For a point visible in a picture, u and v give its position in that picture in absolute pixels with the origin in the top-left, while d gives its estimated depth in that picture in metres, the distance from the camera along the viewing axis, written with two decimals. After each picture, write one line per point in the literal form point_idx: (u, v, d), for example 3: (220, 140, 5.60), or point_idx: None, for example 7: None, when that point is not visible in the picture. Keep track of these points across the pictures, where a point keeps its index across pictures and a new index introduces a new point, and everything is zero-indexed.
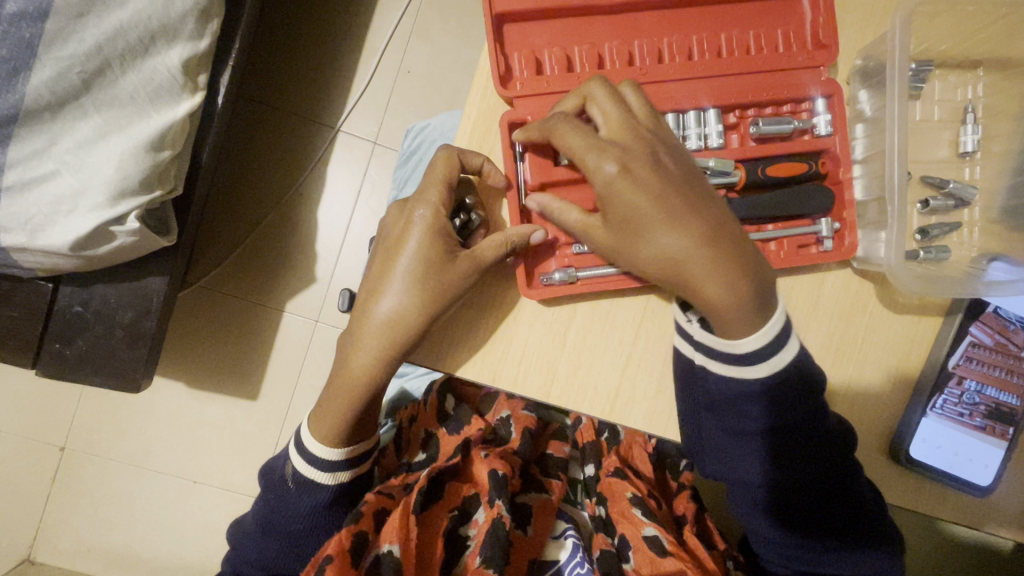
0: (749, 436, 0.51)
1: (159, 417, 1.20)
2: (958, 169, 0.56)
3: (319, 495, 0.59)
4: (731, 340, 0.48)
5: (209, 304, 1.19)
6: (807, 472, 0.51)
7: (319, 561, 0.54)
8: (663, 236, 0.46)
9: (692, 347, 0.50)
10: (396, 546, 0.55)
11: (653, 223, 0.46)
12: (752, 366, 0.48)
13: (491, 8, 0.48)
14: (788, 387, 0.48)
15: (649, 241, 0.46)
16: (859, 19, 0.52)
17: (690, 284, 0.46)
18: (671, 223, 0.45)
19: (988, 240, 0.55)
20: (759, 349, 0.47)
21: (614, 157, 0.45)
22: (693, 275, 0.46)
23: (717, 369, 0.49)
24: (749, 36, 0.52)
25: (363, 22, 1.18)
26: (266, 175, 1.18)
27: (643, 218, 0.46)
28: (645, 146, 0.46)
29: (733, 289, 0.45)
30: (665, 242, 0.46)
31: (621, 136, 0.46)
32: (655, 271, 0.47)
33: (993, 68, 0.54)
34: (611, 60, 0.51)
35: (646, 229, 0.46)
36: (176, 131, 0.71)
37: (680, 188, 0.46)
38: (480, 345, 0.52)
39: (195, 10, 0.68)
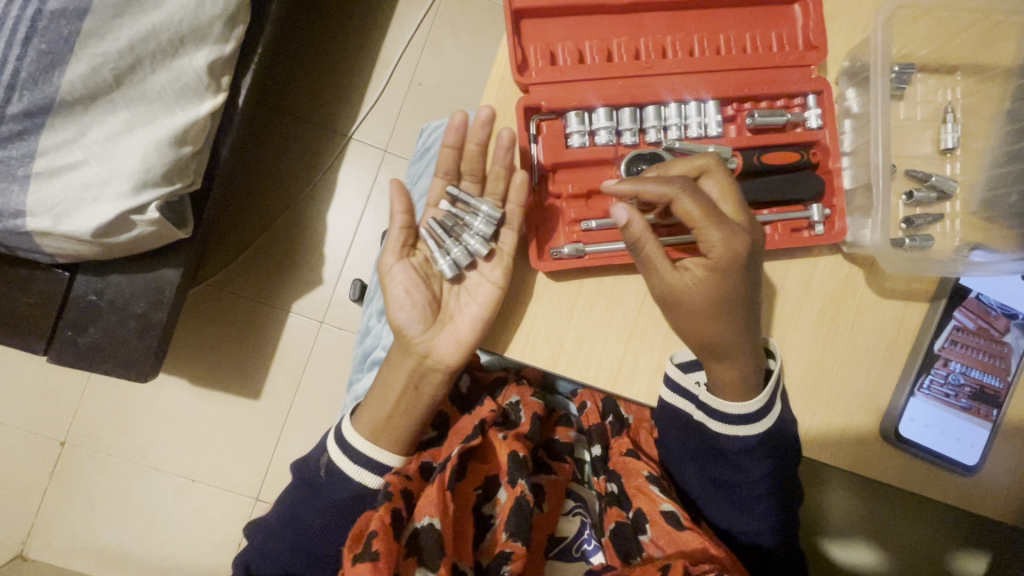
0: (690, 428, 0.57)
1: (161, 413, 1.21)
2: (939, 165, 0.60)
3: (345, 488, 0.60)
4: (722, 401, 0.55)
5: (218, 301, 1.22)
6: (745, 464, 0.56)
7: (361, 536, 0.52)
8: (705, 322, 0.52)
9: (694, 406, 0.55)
10: (434, 518, 0.55)
11: (697, 307, 0.52)
12: (749, 425, 0.55)
13: (510, 4, 0.53)
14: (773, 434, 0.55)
15: (687, 314, 0.52)
16: (846, 26, 0.57)
17: (712, 360, 0.54)
18: (718, 319, 0.52)
19: (968, 231, 0.59)
20: (746, 415, 0.54)
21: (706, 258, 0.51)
22: (726, 356, 0.53)
23: (717, 426, 0.56)
24: (745, 36, 0.57)
25: (380, 34, 1.24)
26: (281, 176, 1.23)
27: (691, 303, 0.52)
28: (730, 254, 0.50)
29: (743, 378, 0.54)
30: (710, 332, 0.52)
31: (711, 238, 0.50)
32: (690, 339, 0.54)
33: (969, 73, 0.59)
34: (619, 54, 0.55)
35: (694, 313, 0.52)
36: (199, 127, 0.75)
37: (741, 292, 0.51)
38: (490, 320, 0.55)
39: (223, 16, 0.74)
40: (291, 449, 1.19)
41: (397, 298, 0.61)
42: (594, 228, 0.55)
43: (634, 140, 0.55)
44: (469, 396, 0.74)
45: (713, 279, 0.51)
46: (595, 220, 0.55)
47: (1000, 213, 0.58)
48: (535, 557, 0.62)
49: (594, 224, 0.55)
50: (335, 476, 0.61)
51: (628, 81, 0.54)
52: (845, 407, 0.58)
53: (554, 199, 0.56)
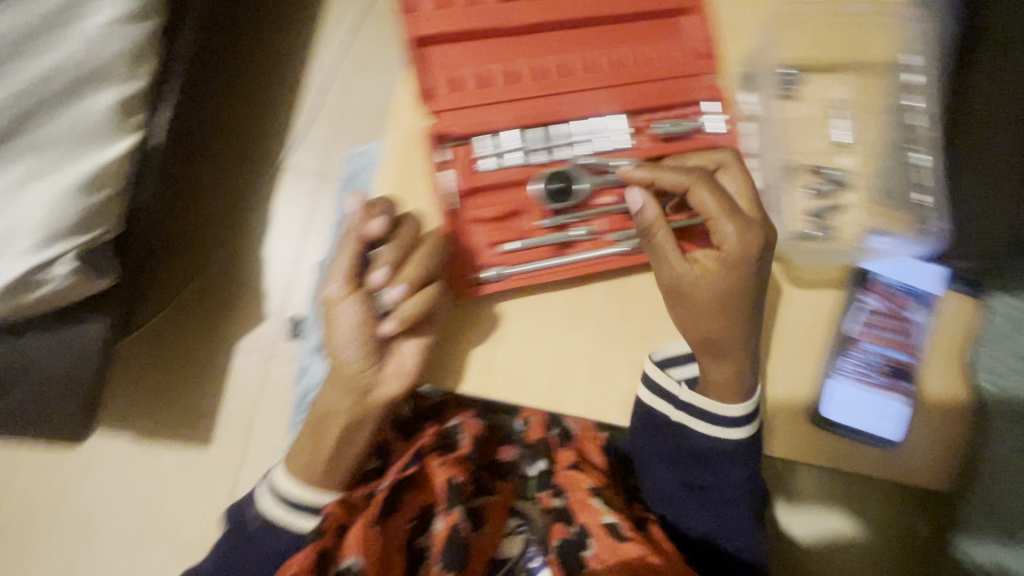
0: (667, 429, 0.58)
1: (102, 475, 1.14)
2: (839, 158, 0.63)
3: (281, 538, 0.58)
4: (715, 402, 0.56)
5: (155, 350, 1.15)
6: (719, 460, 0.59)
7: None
8: (709, 314, 0.53)
9: (674, 406, 0.56)
10: (358, 559, 0.52)
11: (704, 299, 0.53)
12: (737, 429, 0.56)
13: (408, 31, 0.52)
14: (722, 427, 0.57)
15: (692, 308, 0.53)
16: (738, 34, 0.59)
17: (714, 356, 0.54)
18: (721, 311, 0.52)
19: (873, 219, 0.62)
20: (736, 418, 0.55)
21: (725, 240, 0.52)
22: (725, 351, 0.53)
23: (698, 425, 0.58)
24: (641, 51, 0.59)
25: (304, 60, 1.21)
26: (210, 213, 1.17)
27: (700, 293, 0.52)
28: (755, 242, 0.51)
29: (744, 374, 0.54)
30: (713, 325, 0.53)
31: (726, 229, 0.52)
32: (692, 335, 0.54)
33: (854, 71, 0.62)
34: (522, 75, 0.56)
35: (699, 305, 0.53)
36: (111, 172, 0.70)
37: (748, 284, 0.52)
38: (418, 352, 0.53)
39: (127, 54, 0.71)
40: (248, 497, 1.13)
41: (345, 331, 0.51)
42: (514, 249, 0.55)
43: (546, 158, 0.55)
44: (411, 422, 0.73)
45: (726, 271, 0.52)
46: (515, 241, 0.55)
47: (892, 198, 0.62)
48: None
49: (515, 245, 0.55)
50: (270, 525, 0.59)
51: (533, 101, 0.55)
52: (777, 396, 0.60)
53: (472, 222, 0.55)
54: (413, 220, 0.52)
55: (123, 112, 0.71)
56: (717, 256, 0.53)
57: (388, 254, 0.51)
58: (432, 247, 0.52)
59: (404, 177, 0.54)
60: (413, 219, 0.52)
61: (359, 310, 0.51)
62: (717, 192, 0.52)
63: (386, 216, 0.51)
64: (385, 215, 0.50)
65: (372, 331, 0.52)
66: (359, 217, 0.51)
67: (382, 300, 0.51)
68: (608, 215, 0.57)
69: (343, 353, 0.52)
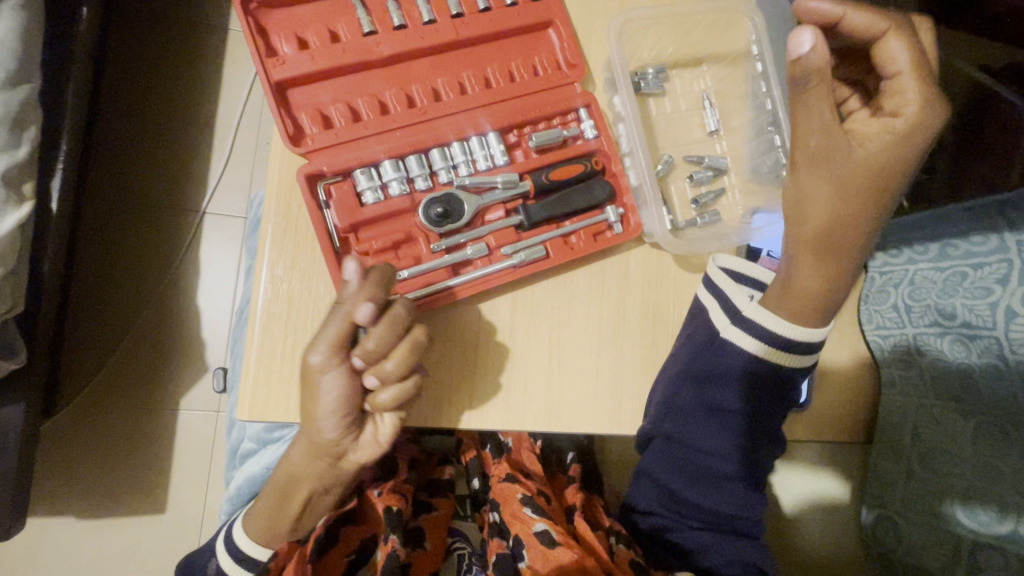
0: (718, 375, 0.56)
1: (47, 563, 1.07)
2: (711, 146, 0.66)
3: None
4: (795, 323, 0.52)
5: (85, 423, 1.10)
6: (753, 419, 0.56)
7: None
8: (834, 197, 0.48)
9: (737, 319, 0.55)
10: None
11: (833, 179, 0.48)
12: (800, 354, 0.54)
13: (268, 78, 0.53)
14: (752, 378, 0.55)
15: (817, 186, 0.49)
16: (598, 41, 0.62)
17: (807, 250, 0.51)
18: (851, 195, 0.48)
19: (748, 198, 0.66)
20: (808, 341, 0.53)
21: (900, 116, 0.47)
22: (827, 247, 0.50)
23: (750, 349, 0.55)
24: (510, 66, 0.60)
25: (205, 102, 1.18)
26: (127, 273, 1.13)
27: (834, 169, 0.48)
28: (919, 115, 0.47)
29: (831, 276, 0.51)
30: (827, 208, 0.49)
31: (908, 107, 0.47)
32: (813, 222, 0.50)
33: (715, 61, 0.66)
34: (393, 105, 0.57)
35: (827, 186, 0.48)
36: (6, 245, 0.70)
37: (894, 163, 0.47)
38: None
39: (7, 121, 0.69)
40: None
41: (330, 405, 0.50)
42: (407, 277, 0.55)
43: (428, 184, 0.56)
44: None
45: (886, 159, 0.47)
46: (407, 269, 0.55)
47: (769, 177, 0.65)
48: None
49: (407, 273, 0.55)
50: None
51: (408, 130, 0.56)
52: None
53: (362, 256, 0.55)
54: (401, 308, 0.50)
55: (11, 183, 0.71)
56: (889, 124, 0.47)
57: (375, 341, 0.49)
58: (418, 337, 0.50)
59: (289, 222, 0.54)
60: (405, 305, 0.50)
61: (346, 384, 0.50)
62: (914, 60, 0.48)
63: (372, 301, 0.49)
64: (371, 301, 0.48)
65: (356, 403, 0.51)
66: (351, 292, 0.49)
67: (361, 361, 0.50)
68: (496, 231, 0.58)
69: (323, 422, 0.51)
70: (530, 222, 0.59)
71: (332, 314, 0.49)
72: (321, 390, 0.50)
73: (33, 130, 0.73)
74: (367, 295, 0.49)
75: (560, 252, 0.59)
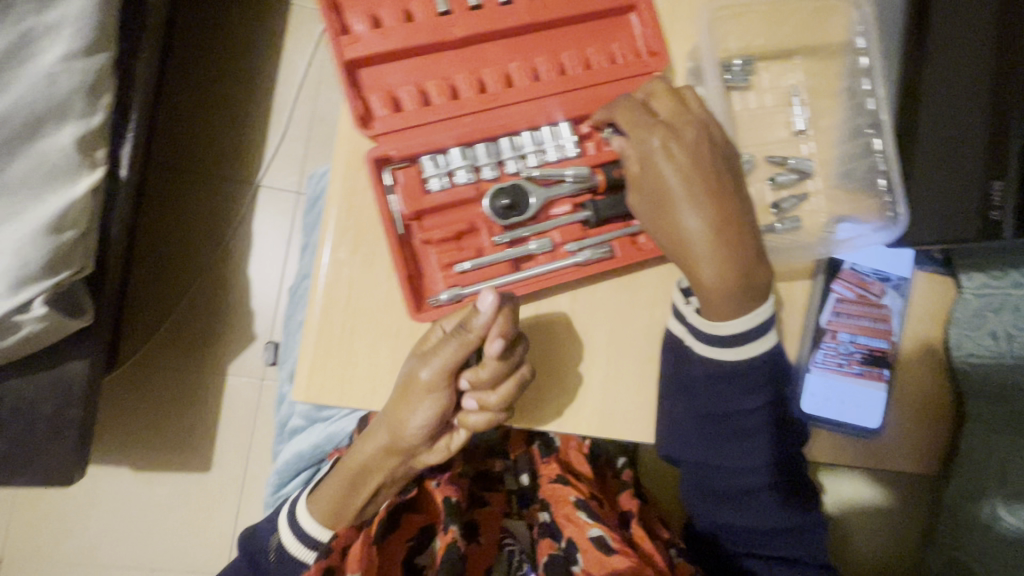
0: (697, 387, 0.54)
1: (103, 509, 1.14)
2: (797, 146, 0.61)
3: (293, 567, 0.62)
4: (713, 322, 0.51)
5: (142, 381, 1.15)
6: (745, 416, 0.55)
7: None
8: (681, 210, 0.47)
9: (684, 327, 0.53)
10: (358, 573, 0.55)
11: (677, 189, 0.47)
12: (742, 344, 0.52)
13: (340, 56, 0.51)
14: (744, 375, 0.53)
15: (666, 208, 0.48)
16: (683, 28, 0.58)
17: (687, 263, 0.48)
18: (695, 199, 0.47)
19: (833, 206, 0.61)
20: (748, 330, 0.51)
21: (659, 133, 0.48)
22: (694, 253, 0.48)
23: (700, 351, 0.53)
24: (587, 53, 0.57)
25: (266, 76, 1.19)
26: (185, 240, 1.16)
27: (669, 180, 0.48)
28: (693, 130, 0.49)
29: (731, 274, 0.47)
30: (685, 222, 0.47)
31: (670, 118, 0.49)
32: (665, 241, 0.50)
33: (809, 55, 0.61)
34: (464, 89, 0.55)
35: (670, 207, 0.48)
36: (78, 209, 0.73)
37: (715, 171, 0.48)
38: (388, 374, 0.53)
39: (83, 88, 0.72)
40: (252, 517, 1.13)
41: (421, 420, 0.51)
42: (468, 270, 0.53)
43: (495, 174, 0.54)
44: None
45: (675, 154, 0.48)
46: (468, 261, 0.53)
47: (861, 185, 0.60)
48: None
49: (468, 265, 0.53)
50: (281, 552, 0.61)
51: (478, 116, 0.53)
52: None
53: (423, 245, 0.54)
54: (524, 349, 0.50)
55: (84, 147, 0.74)
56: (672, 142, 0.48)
57: (488, 373, 0.49)
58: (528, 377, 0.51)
59: (352, 206, 0.53)
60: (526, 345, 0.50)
61: (441, 401, 0.51)
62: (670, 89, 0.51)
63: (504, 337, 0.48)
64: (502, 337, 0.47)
65: (445, 416, 0.53)
66: (483, 323, 0.47)
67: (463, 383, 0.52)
68: (562, 227, 0.56)
69: (410, 434, 0.53)
70: (599, 219, 0.56)
71: (456, 338, 0.48)
72: (417, 408, 0.50)
73: (108, 98, 0.75)
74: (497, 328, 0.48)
75: (627, 253, 0.56)
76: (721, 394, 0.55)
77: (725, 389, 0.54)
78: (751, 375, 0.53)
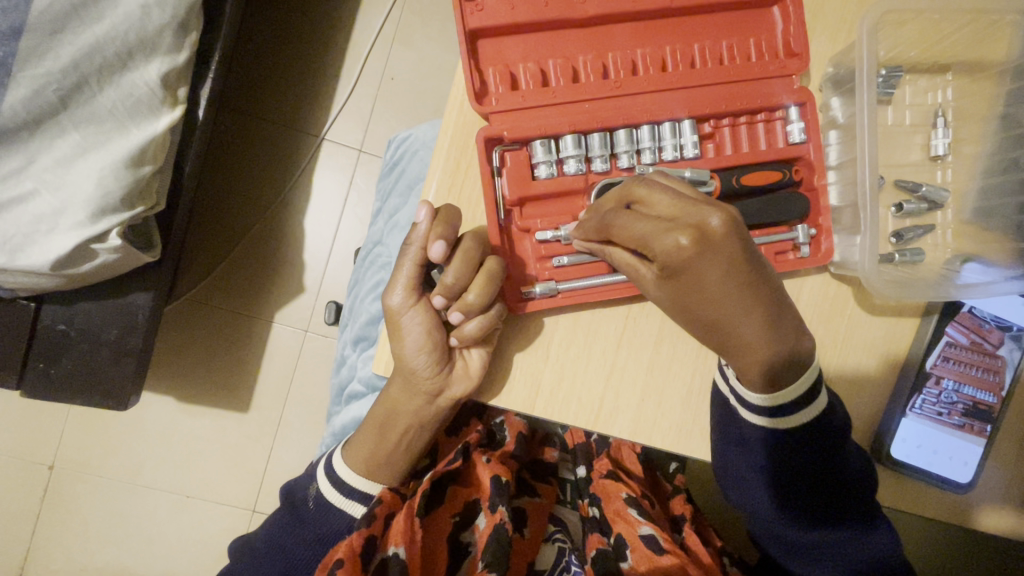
0: (748, 445, 0.52)
1: (149, 433, 1.19)
2: (930, 171, 0.56)
3: (332, 520, 0.58)
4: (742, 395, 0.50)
5: (195, 316, 1.17)
6: (807, 475, 0.52)
7: (327, 565, 0.50)
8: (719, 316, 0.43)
9: (730, 389, 0.51)
10: (401, 547, 0.52)
11: (708, 305, 0.42)
12: (795, 415, 0.50)
13: (464, 24, 0.48)
14: (822, 435, 0.51)
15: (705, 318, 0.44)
16: (829, 28, 0.53)
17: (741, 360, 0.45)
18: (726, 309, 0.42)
19: (961, 242, 0.56)
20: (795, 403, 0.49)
21: (682, 240, 0.39)
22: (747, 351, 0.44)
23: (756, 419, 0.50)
24: (721, 46, 0.53)
25: (347, 29, 1.17)
26: (250, 185, 1.17)
27: (703, 296, 0.42)
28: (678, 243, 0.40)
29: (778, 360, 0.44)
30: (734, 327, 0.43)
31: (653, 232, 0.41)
32: (714, 342, 0.46)
33: (961, 73, 0.55)
34: (585, 73, 0.51)
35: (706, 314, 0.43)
36: (157, 146, 0.73)
37: (717, 276, 0.40)
38: (468, 352, 0.52)
39: (173, 24, 0.71)
40: (284, 461, 1.17)
41: (416, 340, 0.51)
42: (566, 264, 0.52)
43: (606, 166, 0.51)
44: (459, 417, 0.73)
45: (699, 264, 0.40)
46: (567, 256, 0.51)
47: (995, 224, 0.55)
48: None
49: (566, 260, 0.51)
50: (326, 507, 0.58)
51: (598, 104, 0.50)
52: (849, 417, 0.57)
53: (522, 232, 0.52)
54: (472, 241, 0.48)
55: (168, 85, 0.73)
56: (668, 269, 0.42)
57: (453, 277, 0.47)
58: (493, 267, 0.48)
59: (455, 183, 0.50)
60: (473, 237, 0.48)
61: (427, 319, 0.51)
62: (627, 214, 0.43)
63: (445, 239, 0.47)
64: (444, 239, 0.47)
65: (440, 339, 0.51)
66: (422, 234, 0.48)
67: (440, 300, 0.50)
68: None
69: (414, 360, 0.52)
70: None
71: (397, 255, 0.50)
72: (404, 328, 0.51)
73: (195, 36, 0.74)
74: (423, 233, 0.48)
75: None
76: (799, 460, 0.52)
77: (801, 450, 0.51)
78: (806, 435, 0.51)
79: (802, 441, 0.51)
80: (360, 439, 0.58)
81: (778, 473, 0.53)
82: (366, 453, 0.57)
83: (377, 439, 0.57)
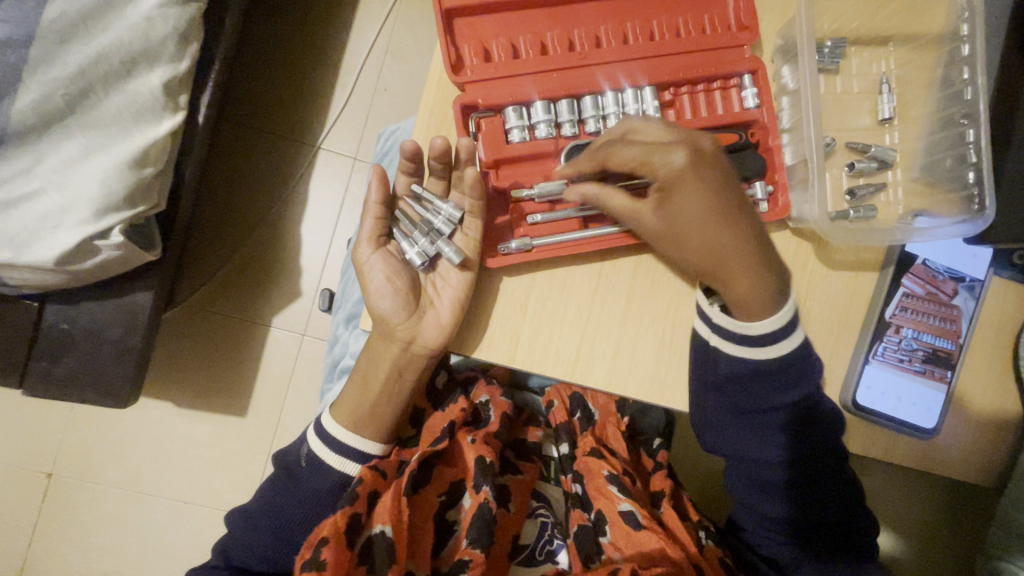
0: (723, 386, 0.55)
1: (148, 437, 1.20)
2: (879, 135, 0.61)
3: (325, 478, 0.60)
4: (747, 322, 0.53)
5: (195, 320, 1.20)
6: (777, 413, 0.56)
7: (313, 542, 0.52)
8: (711, 228, 0.50)
9: (709, 329, 0.54)
10: (387, 526, 0.54)
11: (702, 217, 0.50)
12: (779, 343, 0.53)
13: (439, 4, 0.53)
14: (790, 384, 0.54)
15: (693, 236, 0.51)
16: (775, 5, 0.58)
17: (723, 276, 0.52)
18: (718, 219, 0.50)
19: (912, 199, 0.60)
20: (779, 331, 0.52)
21: (682, 151, 0.49)
22: (732, 267, 0.51)
23: (761, 355, 0.53)
24: (677, 21, 0.57)
25: (340, 40, 1.23)
26: (247, 189, 1.21)
27: (696, 211, 0.50)
28: (681, 157, 0.49)
29: (760, 275, 0.51)
30: (717, 239, 0.51)
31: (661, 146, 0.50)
32: (699, 264, 0.52)
33: (900, 45, 0.60)
34: (553, 47, 0.56)
35: (694, 229, 0.51)
36: (159, 148, 0.76)
37: (710, 183, 0.49)
38: (451, 308, 0.55)
39: (175, 35, 0.75)
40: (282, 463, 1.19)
41: (380, 286, 0.57)
42: (539, 222, 0.56)
43: (574, 131, 0.56)
44: (443, 392, 0.74)
45: (694, 178, 0.49)
46: (540, 214, 0.56)
47: (942, 180, 0.59)
48: (498, 557, 0.64)
49: (539, 218, 0.56)
50: (317, 466, 0.61)
51: (565, 73, 0.55)
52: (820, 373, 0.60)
53: (498, 193, 0.57)
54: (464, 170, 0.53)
55: (170, 92, 0.77)
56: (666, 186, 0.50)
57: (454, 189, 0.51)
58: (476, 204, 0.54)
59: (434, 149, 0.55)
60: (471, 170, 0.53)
61: (388, 266, 0.57)
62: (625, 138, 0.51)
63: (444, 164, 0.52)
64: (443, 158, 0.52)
65: (402, 286, 0.57)
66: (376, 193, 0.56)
67: (412, 255, 0.56)
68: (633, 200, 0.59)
69: (381, 306, 0.57)
70: None
71: None
72: (368, 275, 0.57)
73: (195, 46, 0.79)
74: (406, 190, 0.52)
75: None
76: (772, 399, 0.55)
77: (770, 387, 0.54)
78: (776, 376, 0.54)
79: (774, 383, 0.54)
80: (349, 400, 0.61)
81: (752, 410, 0.56)
82: (356, 411, 0.60)
83: (367, 398, 0.60)
